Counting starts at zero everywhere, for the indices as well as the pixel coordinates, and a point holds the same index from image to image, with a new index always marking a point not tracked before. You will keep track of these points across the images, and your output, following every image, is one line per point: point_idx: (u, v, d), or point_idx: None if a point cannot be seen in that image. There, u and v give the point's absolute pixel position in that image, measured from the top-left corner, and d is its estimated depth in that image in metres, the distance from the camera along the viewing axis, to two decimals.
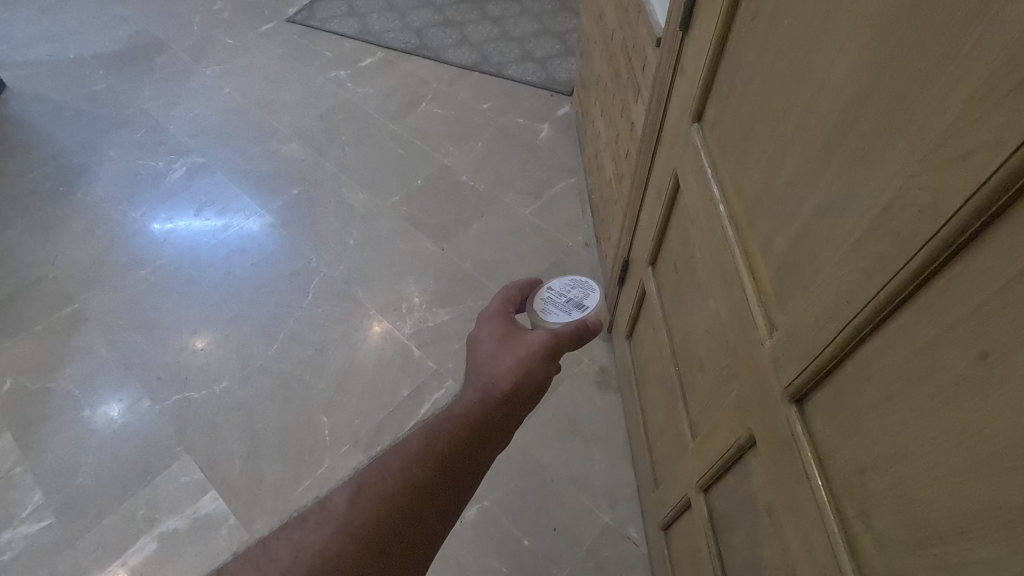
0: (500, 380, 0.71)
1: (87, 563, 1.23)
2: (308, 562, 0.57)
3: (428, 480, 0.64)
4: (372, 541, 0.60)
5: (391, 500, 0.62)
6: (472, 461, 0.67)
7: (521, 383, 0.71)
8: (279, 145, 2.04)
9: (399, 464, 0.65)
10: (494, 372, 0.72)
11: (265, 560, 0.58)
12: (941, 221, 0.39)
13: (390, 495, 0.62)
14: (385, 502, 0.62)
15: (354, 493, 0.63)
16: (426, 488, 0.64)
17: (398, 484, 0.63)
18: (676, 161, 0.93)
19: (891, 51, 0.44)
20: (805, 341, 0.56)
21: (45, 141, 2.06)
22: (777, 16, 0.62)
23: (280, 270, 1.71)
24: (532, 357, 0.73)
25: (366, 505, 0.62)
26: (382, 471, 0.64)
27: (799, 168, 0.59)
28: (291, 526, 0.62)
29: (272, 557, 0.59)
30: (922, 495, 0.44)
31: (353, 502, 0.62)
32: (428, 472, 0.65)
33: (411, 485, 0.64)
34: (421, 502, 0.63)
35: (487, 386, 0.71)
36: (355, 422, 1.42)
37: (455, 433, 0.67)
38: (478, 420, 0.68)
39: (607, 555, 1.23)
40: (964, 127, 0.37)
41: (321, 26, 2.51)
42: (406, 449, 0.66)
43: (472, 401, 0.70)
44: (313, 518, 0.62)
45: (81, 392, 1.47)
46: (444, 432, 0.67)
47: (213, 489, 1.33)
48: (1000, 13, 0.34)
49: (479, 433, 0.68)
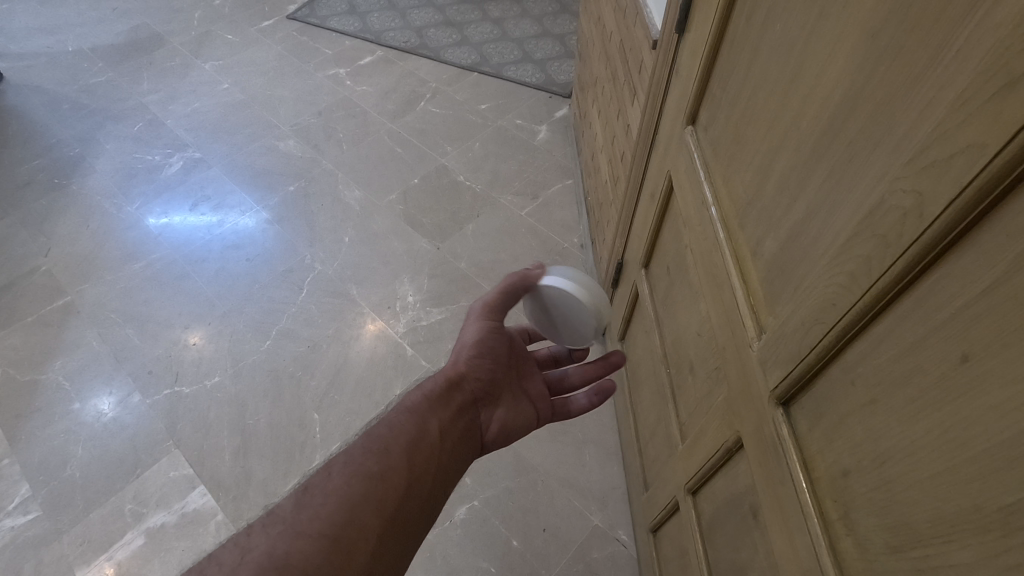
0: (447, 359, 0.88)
1: (73, 558, 1.22)
2: (256, 563, 0.59)
3: (376, 466, 0.71)
4: (327, 532, 0.63)
5: (341, 492, 0.67)
6: (420, 434, 0.76)
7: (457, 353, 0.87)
8: (276, 141, 2.04)
9: (345, 459, 0.70)
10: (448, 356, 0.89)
11: (210, 565, 0.59)
12: (925, 224, 0.39)
13: (340, 489, 0.67)
14: (333, 495, 0.66)
15: (300, 495, 0.66)
16: (375, 473, 0.70)
17: (345, 478, 0.68)
18: (670, 163, 0.93)
19: (879, 55, 0.45)
20: (791, 343, 0.56)
21: (41, 133, 2.06)
22: (770, 18, 0.62)
23: (274, 267, 1.70)
24: (468, 329, 0.88)
25: (314, 504, 0.65)
26: (327, 470, 0.69)
27: (790, 171, 0.59)
28: (235, 536, 0.62)
29: (217, 560, 0.59)
30: (902, 497, 0.44)
31: (300, 502, 0.65)
32: (375, 459, 0.71)
33: (361, 476, 0.69)
34: (372, 487, 0.69)
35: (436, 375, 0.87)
36: (346, 419, 1.41)
37: (399, 414, 0.78)
38: (423, 390, 0.81)
39: (596, 556, 1.22)
40: (950, 128, 0.37)
41: (321, 24, 2.51)
42: (351, 447, 0.72)
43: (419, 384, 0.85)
44: (259, 525, 0.63)
45: (71, 385, 1.46)
46: (388, 421, 0.77)
47: (202, 484, 1.32)
48: (985, 17, 0.34)
49: (419, 412, 0.79)
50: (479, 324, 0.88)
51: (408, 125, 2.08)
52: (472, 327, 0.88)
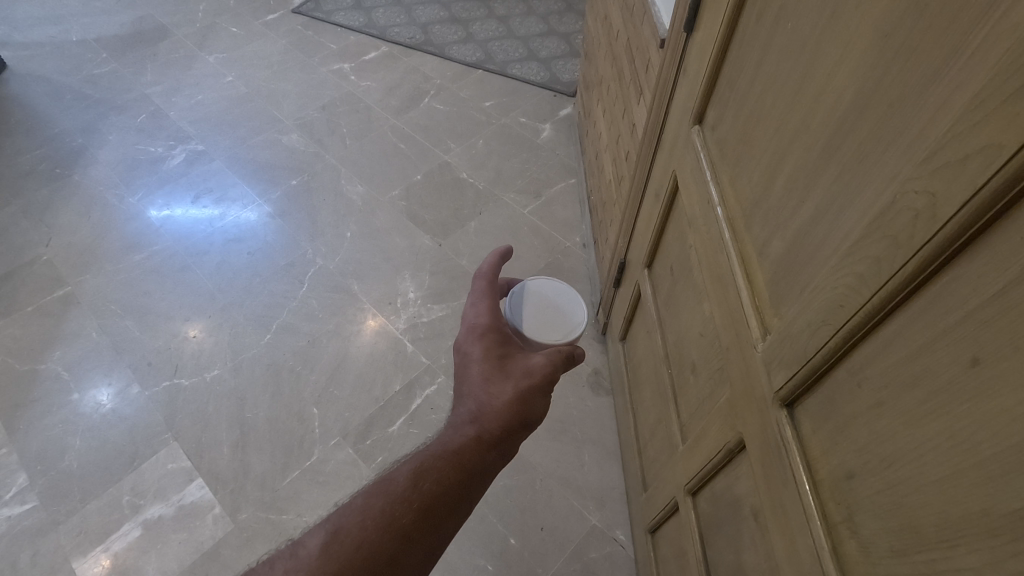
0: (495, 413, 0.63)
1: (70, 548, 1.22)
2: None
3: (412, 526, 0.56)
4: None
5: (368, 549, 0.54)
6: (462, 501, 0.60)
7: (518, 420, 0.64)
8: (279, 135, 2.03)
9: (382, 505, 0.57)
10: (491, 404, 0.64)
11: None
12: (936, 226, 0.39)
13: (369, 544, 0.54)
14: (362, 552, 0.54)
15: (330, 537, 0.54)
16: (408, 534, 0.56)
17: (376, 531, 0.55)
18: (676, 162, 0.93)
19: (894, 54, 0.44)
20: (797, 344, 0.56)
21: (44, 122, 2.05)
22: (782, 17, 0.61)
23: (276, 261, 1.70)
24: (535, 393, 0.65)
25: (339, 557, 0.53)
26: (361, 514, 0.56)
27: (799, 171, 0.59)
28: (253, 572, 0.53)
29: None
30: (909, 500, 0.43)
31: (327, 549, 0.54)
32: (413, 516, 0.57)
33: (394, 532, 0.55)
34: (402, 551, 0.55)
35: (480, 423, 0.63)
36: (344, 415, 1.41)
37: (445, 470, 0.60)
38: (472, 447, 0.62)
39: (594, 556, 1.22)
40: (965, 129, 0.36)
41: (327, 18, 2.51)
42: (391, 488, 0.58)
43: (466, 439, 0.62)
44: (280, 566, 0.53)
45: (71, 375, 1.46)
46: (433, 470, 0.60)
47: (200, 477, 1.32)
48: (1003, 17, 0.34)
49: (472, 472, 0.61)
50: (546, 394, 0.66)
51: (412, 121, 2.08)
52: (542, 395, 0.65)
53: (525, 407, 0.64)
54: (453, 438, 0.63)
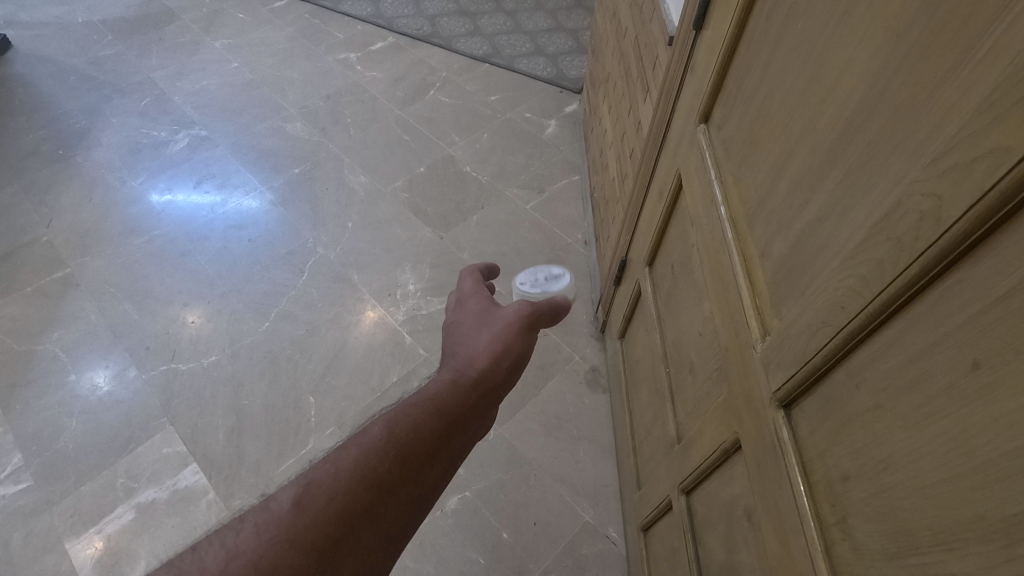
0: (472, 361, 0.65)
1: (62, 530, 1.22)
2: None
3: (387, 474, 0.53)
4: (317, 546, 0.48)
5: (344, 498, 0.51)
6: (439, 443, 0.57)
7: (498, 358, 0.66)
8: (284, 123, 2.03)
9: (357, 456, 0.54)
10: (469, 353, 0.67)
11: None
12: (940, 230, 0.39)
13: (345, 494, 0.51)
14: (337, 500, 0.51)
15: (305, 489, 0.52)
16: (383, 482, 0.53)
17: (351, 483, 0.52)
18: (680, 160, 0.92)
19: (902, 58, 0.44)
20: (797, 347, 0.56)
21: (48, 103, 2.04)
22: (793, 15, 0.61)
23: (277, 249, 1.69)
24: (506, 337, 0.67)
25: (316, 508, 0.50)
26: (335, 464, 0.53)
27: (805, 172, 0.58)
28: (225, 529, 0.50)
29: None
30: (904, 503, 0.43)
31: (300, 501, 0.51)
32: (388, 465, 0.54)
33: (369, 483, 0.52)
34: (377, 501, 0.52)
35: (460, 367, 0.65)
36: (341, 404, 1.41)
37: (422, 414, 0.58)
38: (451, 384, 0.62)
39: (585, 552, 1.22)
40: (974, 131, 0.36)
41: (335, 7, 2.50)
42: (365, 439, 0.56)
43: (444, 383, 0.62)
44: (251, 520, 0.50)
45: (69, 357, 1.46)
46: (408, 419, 0.58)
47: (195, 462, 1.32)
48: (1013, 22, 0.34)
49: (449, 421, 0.59)
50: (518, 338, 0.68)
51: (417, 113, 2.07)
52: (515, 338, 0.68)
53: (499, 349, 0.66)
54: (427, 390, 0.61)
